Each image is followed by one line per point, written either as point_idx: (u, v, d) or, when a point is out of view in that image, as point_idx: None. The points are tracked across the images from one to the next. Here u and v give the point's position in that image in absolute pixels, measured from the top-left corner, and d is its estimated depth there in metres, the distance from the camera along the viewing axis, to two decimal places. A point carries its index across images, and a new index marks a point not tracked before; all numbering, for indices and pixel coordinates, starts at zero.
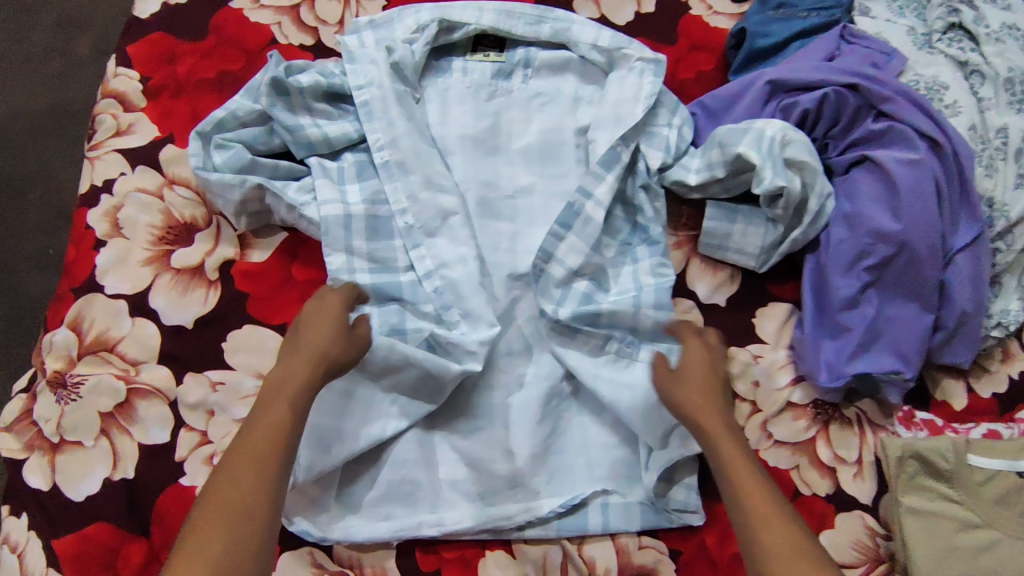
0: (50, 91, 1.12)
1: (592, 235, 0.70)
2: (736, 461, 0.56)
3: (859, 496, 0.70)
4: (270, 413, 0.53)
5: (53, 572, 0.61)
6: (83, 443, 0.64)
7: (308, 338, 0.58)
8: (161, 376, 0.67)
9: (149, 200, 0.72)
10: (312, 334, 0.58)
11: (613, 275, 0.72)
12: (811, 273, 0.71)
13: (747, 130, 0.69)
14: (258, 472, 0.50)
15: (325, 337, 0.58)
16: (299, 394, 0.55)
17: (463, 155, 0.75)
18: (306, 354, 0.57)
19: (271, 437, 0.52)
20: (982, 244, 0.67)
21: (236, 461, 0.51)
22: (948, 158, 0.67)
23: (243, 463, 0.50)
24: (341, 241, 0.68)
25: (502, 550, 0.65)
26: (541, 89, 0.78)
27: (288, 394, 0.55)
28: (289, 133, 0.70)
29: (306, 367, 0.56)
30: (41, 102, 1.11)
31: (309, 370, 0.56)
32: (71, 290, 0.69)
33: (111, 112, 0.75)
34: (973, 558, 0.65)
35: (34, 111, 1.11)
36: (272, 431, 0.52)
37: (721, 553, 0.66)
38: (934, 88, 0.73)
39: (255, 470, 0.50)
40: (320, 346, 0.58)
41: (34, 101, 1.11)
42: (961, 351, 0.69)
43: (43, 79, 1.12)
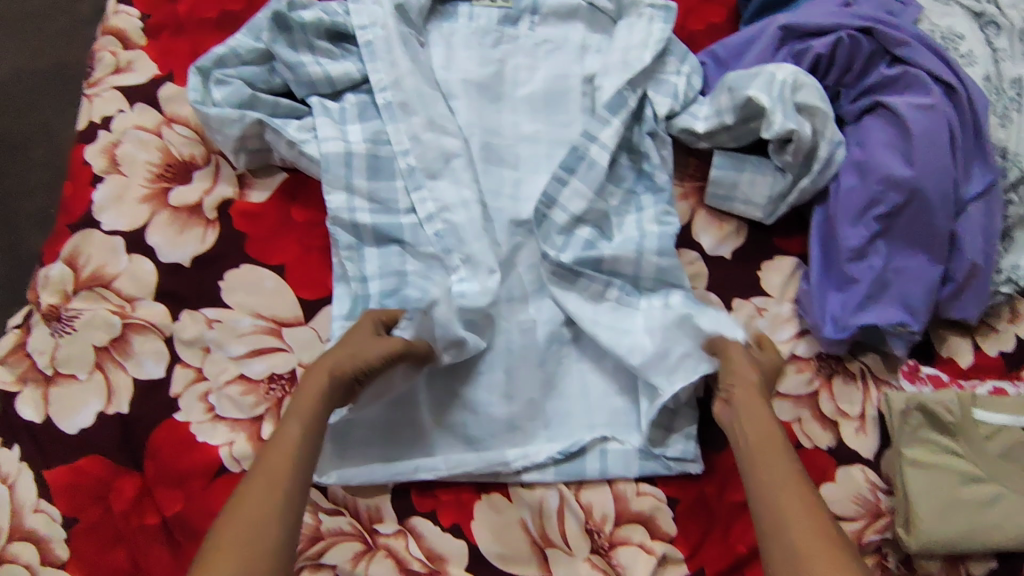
0: (53, 49, 1.10)
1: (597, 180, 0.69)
2: (778, 468, 0.53)
3: (861, 450, 0.69)
4: (285, 437, 0.52)
5: (45, 502, 0.60)
6: (77, 377, 0.64)
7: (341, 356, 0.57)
8: (157, 313, 0.66)
9: (147, 137, 0.70)
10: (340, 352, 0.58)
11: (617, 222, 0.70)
12: (820, 224, 0.71)
13: (758, 74, 0.68)
14: (279, 489, 0.48)
15: (355, 356, 0.58)
16: (313, 419, 0.53)
17: (466, 100, 0.72)
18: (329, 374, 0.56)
19: (287, 457, 0.50)
20: (994, 193, 0.66)
21: (258, 480, 0.49)
22: (963, 103, 0.66)
23: (258, 489, 0.48)
24: (341, 179, 0.67)
25: (499, 493, 0.65)
26: (548, 37, 0.76)
27: (308, 414, 0.54)
28: (290, 72, 0.69)
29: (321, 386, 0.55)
30: (45, 60, 1.10)
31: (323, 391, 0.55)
32: (67, 226, 0.68)
33: (111, 50, 0.74)
34: (977, 511, 0.64)
35: (37, 70, 1.09)
36: (290, 450, 0.51)
37: (719, 501, 0.65)
38: (951, 38, 0.72)
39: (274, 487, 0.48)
40: (344, 363, 0.57)
41: (38, 60, 1.10)
42: (969, 306, 0.68)
43: (47, 38, 1.11)
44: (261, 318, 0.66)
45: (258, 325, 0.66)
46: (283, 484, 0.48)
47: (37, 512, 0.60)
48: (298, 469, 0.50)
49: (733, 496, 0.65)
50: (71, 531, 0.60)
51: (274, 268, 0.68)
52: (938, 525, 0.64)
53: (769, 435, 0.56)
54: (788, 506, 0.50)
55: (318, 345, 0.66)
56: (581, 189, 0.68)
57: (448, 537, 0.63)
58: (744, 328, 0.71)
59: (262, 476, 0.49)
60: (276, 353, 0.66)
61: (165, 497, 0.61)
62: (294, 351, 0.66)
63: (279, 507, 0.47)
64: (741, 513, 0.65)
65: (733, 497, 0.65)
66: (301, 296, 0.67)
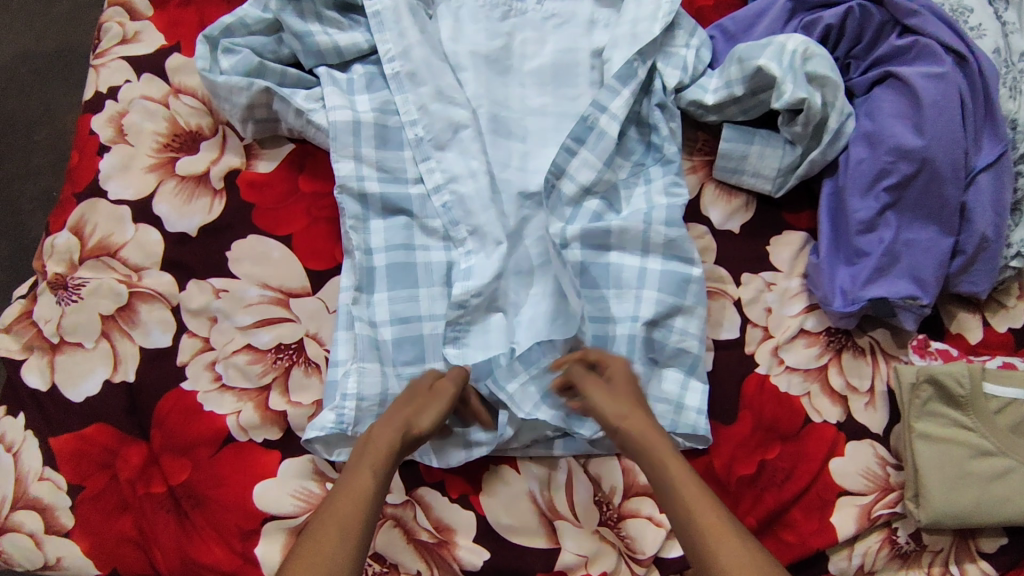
0: (56, 33, 1.09)
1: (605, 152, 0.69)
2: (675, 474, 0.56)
3: (870, 425, 0.68)
4: (354, 483, 0.54)
5: (51, 470, 0.60)
6: (83, 345, 0.63)
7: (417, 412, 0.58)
8: (164, 282, 0.65)
9: (154, 107, 0.70)
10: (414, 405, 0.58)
11: (625, 196, 0.70)
12: (829, 197, 0.71)
13: (768, 44, 0.68)
14: (344, 546, 0.50)
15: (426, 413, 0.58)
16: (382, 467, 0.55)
17: (475, 72, 0.72)
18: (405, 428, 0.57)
19: (359, 504, 0.53)
20: (1005, 164, 0.66)
21: (329, 532, 0.51)
22: (973, 73, 0.66)
23: (327, 534, 0.51)
24: (349, 147, 0.66)
25: (507, 464, 0.64)
26: (557, 11, 0.76)
27: (379, 467, 0.55)
28: (298, 41, 0.68)
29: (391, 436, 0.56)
30: (47, 44, 1.09)
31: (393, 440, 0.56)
32: (74, 195, 0.68)
33: (118, 20, 0.73)
34: (988, 484, 0.64)
35: (39, 53, 1.08)
36: (362, 504, 0.53)
37: (728, 476, 0.66)
38: (960, 10, 0.72)
39: (345, 547, 0.50)
40: (422, 420, 0.57)
41: (40, 42, 1.09)
42: (979, 279, 0.68)
43: (48, 20, 1.10)
44: (269, 288, 0.66)
45: (264, 295, 0.66)
46: (351, 545, 0.51)
47: (42, 480, 0.60)
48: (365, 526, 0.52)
49: (741, 470, 0.66)
50: (77, 498, 0.59)
51: (281, 239, 0.67)
52: (947, 498, 0.64)
53: (647, 439, 0.58)
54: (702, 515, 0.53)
55: (326, 315, 0.66)
56: (590, 160, 0.69)
57: (456, 507, 0.62)
58: (752, 302, 0.71)
59: (331, 529, 0.51)
60: (283, 324, 0.65)
61: (172, 466, 0.61)
62: (301, 322, 0.65)
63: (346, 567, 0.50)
64: (747, 487, 0.65)
65: (741, 472, 0.66)
66: (307, 267, 0.67)
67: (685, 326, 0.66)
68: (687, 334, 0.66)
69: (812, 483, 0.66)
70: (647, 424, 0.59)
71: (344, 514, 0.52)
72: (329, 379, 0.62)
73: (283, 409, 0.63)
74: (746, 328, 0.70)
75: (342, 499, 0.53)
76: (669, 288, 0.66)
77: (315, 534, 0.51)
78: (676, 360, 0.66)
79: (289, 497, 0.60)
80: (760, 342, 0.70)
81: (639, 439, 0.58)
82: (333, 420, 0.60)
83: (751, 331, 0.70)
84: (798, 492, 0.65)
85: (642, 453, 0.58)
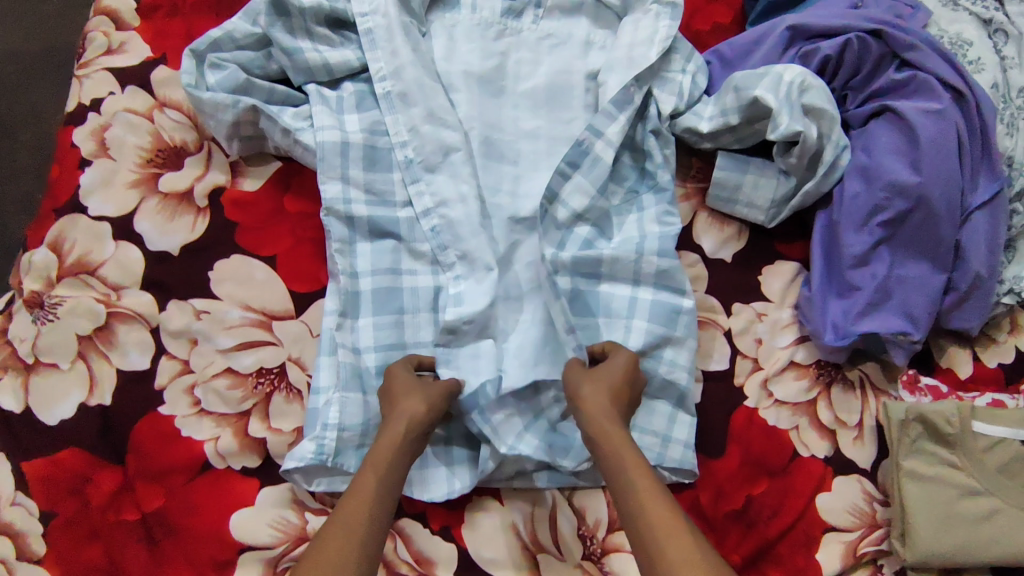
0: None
1: (598, 178, 0.67)
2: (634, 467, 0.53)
3: (858, 460, 0.68)
4: (360, 488, 0.52)
5: (22, 495, 0.58)
6: (58, 366, 0.62)
7: (406, 405, 0.57)
8: (143, 302, 0.64)
9: (138, 121, 0.69)
10: (402, 400, 0.57)
11: (616, 222, 0.69)
12: (823, 229, 0.69)
13: (765, 74, 0.67)
14: (355, 545, 0.48)
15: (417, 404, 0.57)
16: (389, 473, 0.53)
17: (468, 93, 0.70)
18: (401, 425, 0.56)
19: (365, 508, 0.50)
20: (1000, 203, 0.65)
21: (338, 535, 0.49)
22: (970, 110, 0.66)
23: (335, 539, 0.48)
24: (337, 169, 0.65)
25: (490, 495, 0.63)
26: (552, 31, 0.74)
27: (380, 466, 0.53)
28: (287, 58, 0.67)
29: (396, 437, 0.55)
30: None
31: (399, 442, 0.55)
32: (52, 210, 0.66)
33: (103, 30, 0.72)
34: (975, 524, 0.63)
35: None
36: (368, 503, 0.51)
37: (714, 511, 0.64)
38: (958, 44, 0.71)
39: (356, 546, 0.48)
40: (415, 412, 0.56)
41: None
42: (971, 317, 0.67)
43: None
44: (251, 310, 0.64)
45: (246, 318, 0.64)
46: (360, 543, 0.49)
47: (13, 506, 0.58)
48: (376, 527, 0.50)
49: (728, 505, 0.65)
50: (48, 525, 0.58)
51: (265, 260, 0.66)
52: (934, 539, 0.63)
53: (610, 435, 0.55)
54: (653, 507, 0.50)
55: (309, 339, 0.64)
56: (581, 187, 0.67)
57: (437, 539, 0.61)
58: (743, 333, 0.70)
59: (338, 532, 0.49)
60: (265, 347, 0.64)
61: (146, 492, 0.59)
62: (283, 346, 0.64)
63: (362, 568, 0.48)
64: (734, 522, 0.64)
65: (728, 506, 0.65)
66: (291, 289, 0.65)
67: (675, 358, 0.65)
68: (677, 366, 0.65)
69: (799, 518, 0.65)
70: (611, 415, 0.57)
71: (352, 515, 0.50)
72: (311, 406, 0.61)
73: (263, 436, 0.61)
74: (736, 359, 0.69)
75: (349, 501, 0.51)
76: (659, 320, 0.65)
77: (324, 539, 0.49)
78: (664, 393, 0.65)
79: (267, 526, 0.59)
80: (750, 374, 0.69)
81: (608, 436, 0.55)
82: (312, 450, 0.59)
83: (740, 363, 0.69)
84: (785, 527, 0.65)
85: (606, 451, 0.55)
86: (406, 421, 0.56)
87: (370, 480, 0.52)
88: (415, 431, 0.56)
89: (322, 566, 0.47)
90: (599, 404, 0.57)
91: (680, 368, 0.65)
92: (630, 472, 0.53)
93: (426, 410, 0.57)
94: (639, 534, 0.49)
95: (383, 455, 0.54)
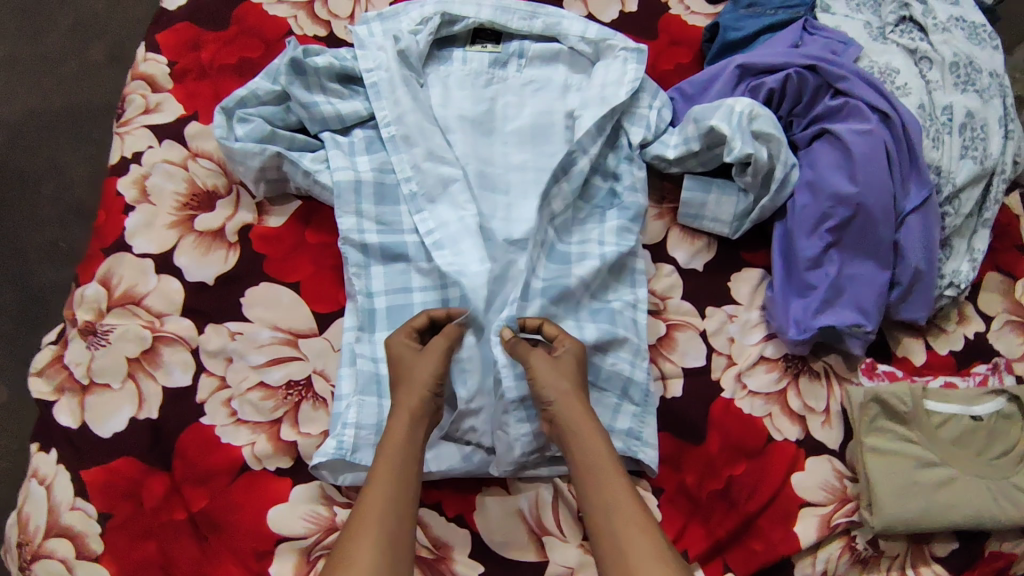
0: (64, 92, 1.17)
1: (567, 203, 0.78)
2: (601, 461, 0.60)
3: (827, 442, 0.75)
4: (394, 434, 0.60)
5: (82, 500, 0.66)
6: (111, 386, 0.70)
7: (414, 385, 0.63)
8: (184, 327, 0.72)
9: (174, 170, 0.78)
10: (410, 378, 0.64)
11: (585, 236, 0.79)
12: (781, 238, 0.79)
13: (719, 107, 0.77)
14: (387, 513, 0.55)
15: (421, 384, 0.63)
16: (415, 420, 0.62)
17: (463, 135, 0.80)
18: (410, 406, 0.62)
19: (401, 448, 0.59)
20: (931, 206, 0.75)
21: (372, 507, 0.55)
22: (898, 128, 0.76)
23: (383, 477, 0.57)
24: (352, 205, 0.74)
25: (498, 486, 0.70)
26: (534, 77, 0.85)
27: (399, 442, 0.60)
28: (304, 110, 0.77)
29: (418, 389, 0.63)
30: (54, 103, 1.17)
31: (420, 393, 0.63)
32: (101, 250, 0.75)
33: (141, 93, 0.82)
34: (934, 492, 0.70)
35: (47, 111, 1.16)
36: (403, 446, 0.59)
37: (699, 491, 0.72)
38: (887, 73, 0.82)
39: (389, 514, 0.55)
40: (422, 392, 0.63)
41: (49, 103, 1.17)
42: (916, 307, 0.76)
43: (57, 82, 1.18)
44: (280, 330, 0.73)
45: (276, 336, 0.73)
46: (394, 512, 0.55)
47: (74, 510, 0.65)
48: (403, 497, 0.57)
49: (711, 485, 0.72)
50: (106, 525, 0.65)
51: (290, 285, 0.75)
52: (898, 505, 0.70)
53: (580, 421, 0.62)
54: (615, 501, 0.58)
55: (331, 353, 0.73)
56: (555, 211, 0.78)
57: (452, 525, 0.68)
58: (717, 333, 0.78)
59: (385, 471, 0.57)
60: (293, 362, 0.72)
61: (193, 494, 0.67)
62: (308, 360, 0.72)
63: (396, 531, 0.54)
64: (717, 501, 0.72)
65: (711, 486, 0.72)
66: (315, 310, 0.74)
67: (634, 356, 0.74)
68: (637, 364, 0.74)
69: (775, 496, 0.72)
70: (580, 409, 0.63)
71: (380, 488, 0.56)
72: (334, 411, 0.69)
73: (294, 440, 0.69)
74: (712, 356, 0.77)
75: (376, 475, 0.57)
76: (620, 323, 0.74)
77: (359, 513, 0.55)
78: (609, 383, 0.73)
79: (301, 520, 0.66)
80: (724, 369, 0.77)
81: (577, 421, 0.62)
82: (334, 446, 0.66)
83: (716, 359, 0.77)
84: (763, 504, 0.72)
85: (573, 435, 0.62)
86: (414, 401, 0.62)
87: (392, 454, 0.59)
88: (423, 409, 0.62)
89: (361, 534, 0.53)
90: (568, 388, 0.63)
91: (639, 367, 0.74)
92: (594, 460, 0.60)
93: (430, 388, 0.63)
94: (600, 518, 0.57)
95: (399, 433, 0.60)
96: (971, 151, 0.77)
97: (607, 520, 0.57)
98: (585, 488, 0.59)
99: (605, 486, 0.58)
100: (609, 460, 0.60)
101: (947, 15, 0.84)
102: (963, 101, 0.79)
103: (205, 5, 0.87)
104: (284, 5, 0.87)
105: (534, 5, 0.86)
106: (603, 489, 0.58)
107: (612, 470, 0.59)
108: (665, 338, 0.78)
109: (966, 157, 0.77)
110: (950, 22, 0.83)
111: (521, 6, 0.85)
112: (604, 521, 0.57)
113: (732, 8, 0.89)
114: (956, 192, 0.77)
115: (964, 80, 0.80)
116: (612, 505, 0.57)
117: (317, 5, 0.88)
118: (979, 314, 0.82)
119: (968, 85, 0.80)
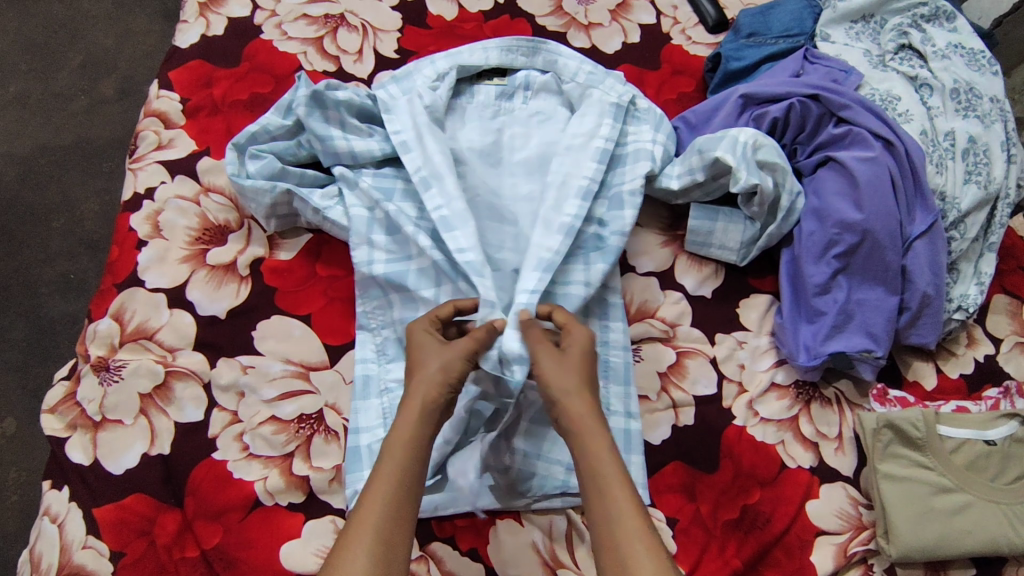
0: (73, 126, 1.19)
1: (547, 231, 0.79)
2: (613, 476, 0.56)
3: (841, 469, 0.74)
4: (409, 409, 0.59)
5: (94, 537, 0.65)
6: (122, 422, 0.70)
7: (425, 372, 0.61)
8: (196, 361, 0.73)
9: (186, 206, 0.79)
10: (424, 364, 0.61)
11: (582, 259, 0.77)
12: (788, 263, 0.80)
13: (722, 138, 0.79)
14: (387, 511, 0.54)
15: (440, 376, 0.61)
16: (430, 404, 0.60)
17: (470, 165, 0.81)
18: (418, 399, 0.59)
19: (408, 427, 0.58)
20: (937, 231, 0.76)
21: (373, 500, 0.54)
22: (902, 156, 0.77)
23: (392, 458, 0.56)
24: (360, 236, 0.75)
25: (512, 518, 0.69)
26: (540, 109, 0.86)
27: (411, 425, 0.58)
28: (320, 144, 0.78)
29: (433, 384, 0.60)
30: (65, 136, 1.18)
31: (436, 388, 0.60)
32: (113, 286, 0.75)
33: (154, 129, 0.83)
34: (949, 518, 0.69)
35: (58, 146, 1.17)
36: (417, 419, 0.59)
37: (713, 520, 0.71)
38: (889, 100, 0.83)
39: (389, 514, 0.54)
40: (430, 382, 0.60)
41: (59, 136, 1.18)
42: (926, 332, 0.76)
43: (67, 117, 1.19)
44: (291, 364, 0.73)
45: (287, 370, 0.73)
46: (398, 507, 0.54)
47: (86, 548, 0.65)
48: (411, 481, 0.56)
49: (726, 514, 0.71)
50: (119, 564, 0.64)
51: (301, 318, 0.75)
52: (914, 533, 0.68)
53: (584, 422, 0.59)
54: (625, 531, 0.53)
55: (342, 386, 0.73)
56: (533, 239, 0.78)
57: (466, 560, 0.67)
58: (727, 359, 0.78)
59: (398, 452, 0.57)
60: (305, 396, 0.72)
61: (205, 530, 0.66)
62: (320, 393, 0.72)
63: (392, 536, 0.53)
64: (732, 530, 0.70)
65: (726, 516, 0.71)
66: (325, 342, 0.74)
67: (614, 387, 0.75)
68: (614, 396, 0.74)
69: (790, 524, 0.71)
70: (590, 403, 0.60)
71: (384, 482, 0.55)
72: (351, 445, 0.69)
73: (306, 474, 0.69)
74: (722, 383, 0.77)
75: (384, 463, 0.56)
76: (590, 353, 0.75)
77: (360, 507, 0.54)
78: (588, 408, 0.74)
79: (313, 556, 0.65)
80: (736, 397, 0.77)
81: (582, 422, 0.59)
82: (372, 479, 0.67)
83: (727, 387, 0.77)
84: (780, 532, 0.70)
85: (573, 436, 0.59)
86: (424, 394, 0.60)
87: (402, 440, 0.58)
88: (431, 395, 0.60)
89: (359, 532, 0.52)
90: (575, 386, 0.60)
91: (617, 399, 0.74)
92: (610, 467, 0.57)
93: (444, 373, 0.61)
94: (603, 532, 0.55)
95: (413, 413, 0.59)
96: (974, 176, 0.79)
97: (606, 535, 0.54)
98: (590, 496, 0.57)
99: (609, 501, 0.55)
100: (613, 471, 0.56)
101: (945, 42, 0.85)
102: (965, 126, 0.80)
103: (217, 42, 0.89)
104: (294, 41, 0.89)
105: (535, 40, 0.86)
106: (606, 498, 0.55)
107: (615, 481, 0.56)
108: (674, 365, 0.78)
109: (969, 182, 0.79)
110: (948, 49, 0.85)
111: (523, 42, 0.86)
112: (604, 535, 0.54)
113: (732, 37, 0.91)
114: (961, 217, 0.78)
115: (964, 105, 0.81)
116: (613, 517, 0.54)
117: (326, 41, 0.90)
118: (988, 337, 0.82)
119: (969, 111, 0.81)
